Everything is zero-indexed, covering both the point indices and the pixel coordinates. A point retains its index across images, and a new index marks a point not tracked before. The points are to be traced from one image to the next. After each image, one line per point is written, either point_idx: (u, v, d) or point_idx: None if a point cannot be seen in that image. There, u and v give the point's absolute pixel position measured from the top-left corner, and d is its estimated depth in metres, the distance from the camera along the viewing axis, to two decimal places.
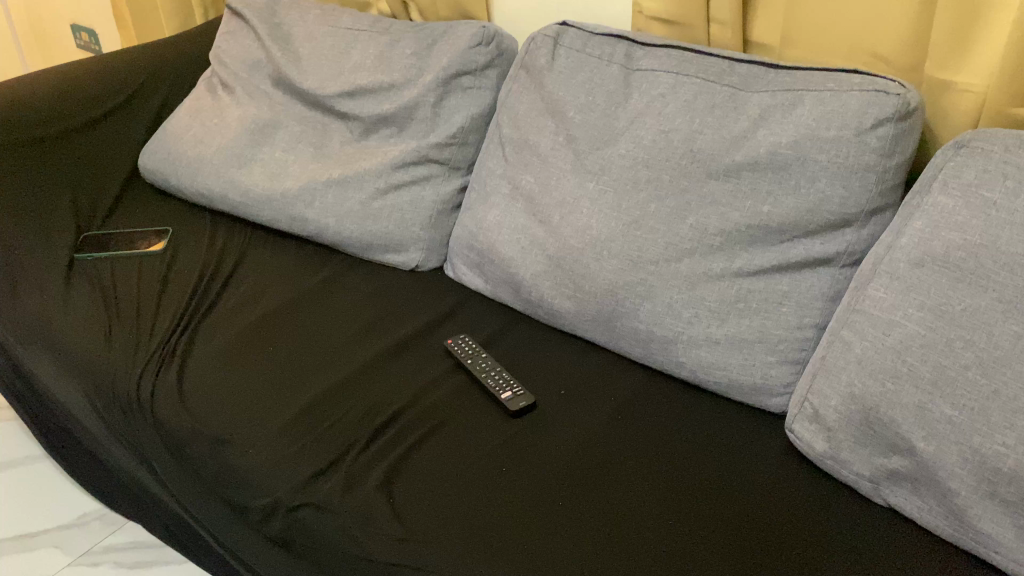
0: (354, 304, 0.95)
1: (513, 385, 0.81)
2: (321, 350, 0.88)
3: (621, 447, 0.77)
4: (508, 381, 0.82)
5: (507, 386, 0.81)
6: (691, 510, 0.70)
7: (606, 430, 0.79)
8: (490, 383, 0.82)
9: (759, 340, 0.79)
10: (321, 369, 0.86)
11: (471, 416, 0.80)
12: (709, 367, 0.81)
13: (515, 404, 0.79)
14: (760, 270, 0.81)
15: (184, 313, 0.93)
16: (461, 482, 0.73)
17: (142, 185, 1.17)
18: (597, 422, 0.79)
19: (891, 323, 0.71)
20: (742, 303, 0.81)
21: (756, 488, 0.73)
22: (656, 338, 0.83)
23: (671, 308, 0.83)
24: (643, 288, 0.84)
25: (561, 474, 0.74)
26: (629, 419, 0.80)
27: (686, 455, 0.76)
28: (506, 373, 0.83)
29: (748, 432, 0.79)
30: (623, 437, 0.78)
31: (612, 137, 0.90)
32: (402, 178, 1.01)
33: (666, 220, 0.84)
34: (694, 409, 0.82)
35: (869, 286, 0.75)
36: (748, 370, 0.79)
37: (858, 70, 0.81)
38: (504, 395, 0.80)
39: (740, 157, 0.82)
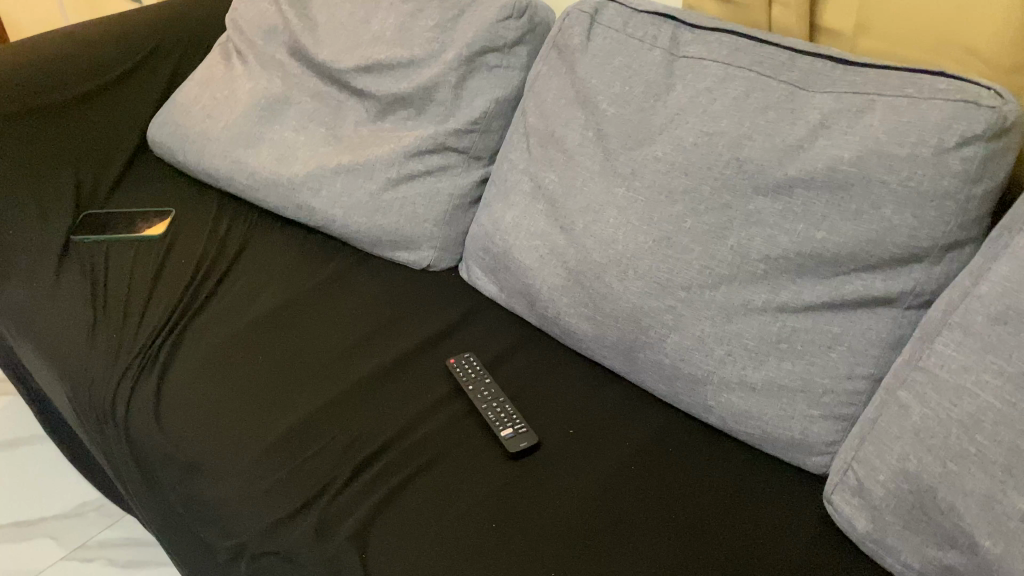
0: (356, 306, 0.87)
1: (516, 420, 0.72)
2: (313, 361, 0.80)
3: (632, 504, 0.67)
4: (510, 415, 0.73)
5: (508, 423, 0.72)
6: None
7: (617, 479, 0.69)
8: (489, 417, 0.73)
9: (801, 389, 0.69)
10: (310, 383, 0.78)
11: (466, 454, 0.71)
12: (741, 415, 0.70)
13: (515, 446, 0.70)
14: (807, 306, 0.69)
15: (174, 309, 0.86)
16: (443, 538, 0.65)
17: (151, 158, 1.10)
18: (607, 470, 0.70)
19: (960, 391, 0.59)
20: (785, 343, 0.70)
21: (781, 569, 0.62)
22: (682, 375, 0.73)
23: (701, 343, 0.72)
24: (671, 317, 0.73)
25: (555, 536, 0.65)
26: (646, 466, 0.70)
27: (705, 519, 0.66)
28: (510, 405, 0.74)
29: (781, 493, 0.68)
30: (636, 491, 0.68)
31: (648, 136, 0.78)
32: (416, 168, 0.92)
33: (702, 239, 0.73)
34: (723, 459, 0.71)
35: (936, 339, 0.62)
36: (786, 423, 0.69)
37: (944, 72, 0.67)
38: (503, 432, 0.71)
39: (793, 171, 0.69)
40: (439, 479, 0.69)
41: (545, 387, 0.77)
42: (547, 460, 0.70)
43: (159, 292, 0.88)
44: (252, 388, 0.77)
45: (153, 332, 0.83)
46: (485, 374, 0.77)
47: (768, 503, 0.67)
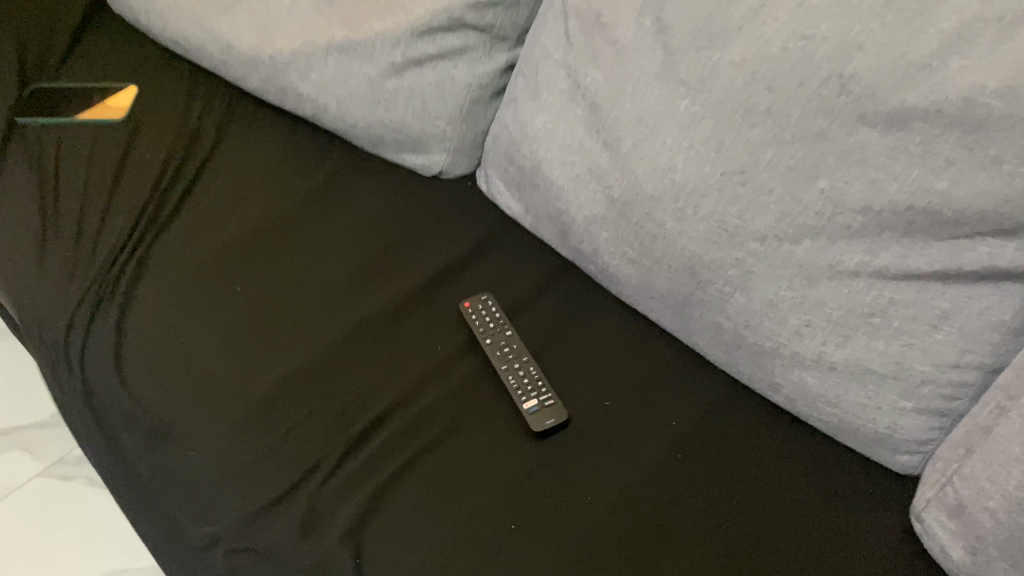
0: (355, 228, 0.73)
1: (542, 388, 0.61)
2: (303, 301, 0.67)
3: (676, 503, 0.56)
4: (535, 381, 0.61)
5: (533, 391, 0.60)
6: None
7: (661, 472, 0.58)
8: (510, 382, 0.61)
9: (892, 376, 0.56)
10: (299, 330, 0.65)
11: (480, 431, 0.60)
12: (814, 398, 0.58)
13: (539, 423, 0.59)
14: (913, 274, 0.55)
15: (137, 222, 0.72)
16: (451, 539, 0.55)
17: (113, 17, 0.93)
18: (648, 458, 0.58)
19: None
20: (878, 318, 0.56)
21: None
22: (745, 344, 0.60)
23: (772, 309, 0.59)
24: (737, 274, 0.59)
25: (586, 539, 0.54)
26: (695, 454, 0.59)
27: (765, 526, 0.55)
28: (534, 366, 0.62)
29: (856, 494, 0.57)
30: (681, 487, 0.57)
31: (723, 33, 0.60)
32: (426, 51, 0.74)
33: (785, 177, 0.58)
34: (788, 446, 0.60)
35: None
36: (869, 414, 0.57)
37: None
38: (526, 404, 0.60)
39: (914, 99, 0.53)
40: (448, 462, 0.58)
41: (577, 342, 0.65)
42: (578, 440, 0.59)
43: (120, 196, 0.74)
44: (229, 335, 0.65)
45: (113, 252, 0.70)
46: (506, 323, 0.65)
47: (837, 505, 0.57)
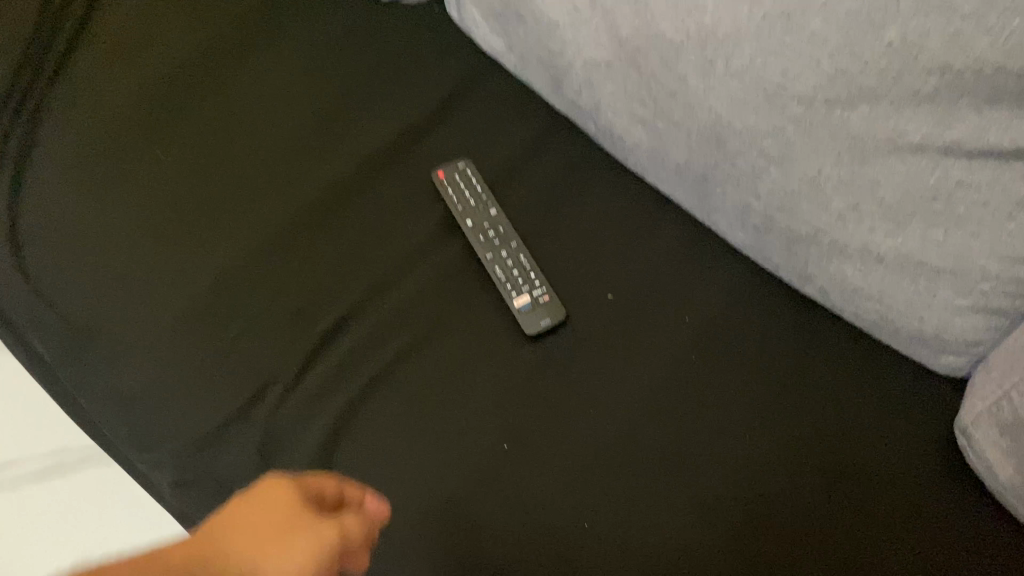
0: (288, 84, 0.60)
1: (535, 282, 0.52)
2: (232, 182, 0.56)
3: (688, 398, 0.50)
4: (526, 273, 0.52)
5: (524, 286, 0.52)
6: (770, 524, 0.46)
7: (673, 375, 0.50)
8: (496, 274, 0.52)
9: (948, 271, 0.48)
10: (229, 219, 0.55)
11: (464, 328, 0.52)
12: (853, 293, 0.50)
13: (533, 325, 0.51)
14: (990, 151, 0.45)
15: (28, 80, 0.60)
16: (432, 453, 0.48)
17: None
18: (657, 351, 0.51)
19: None
20: (939, 203, 0.47)
21: (889, 506, 0.47)
22: (776, 228, 0.51)
23: (813, 189, 0.49)
24: (774, 145, 0.49)
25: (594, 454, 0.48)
26: (711, 352, 0.51)
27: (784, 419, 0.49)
28: (524, 255, 0.53)
29: (891, 394, 0.51)
30: (694, 381, 0.50)
31: None
32: None
33: (843, 25, 0.45)
34: (816, 339, 0.52)
35: None
36: (916, 312, 0.49)
37: None
38: (517, 302, 0.51)
39: None
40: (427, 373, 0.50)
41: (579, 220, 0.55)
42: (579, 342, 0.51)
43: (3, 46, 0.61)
44: (147, 230, 0.55)
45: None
46: (489, 199, 0.55)
47: (866, 395, 0.50)
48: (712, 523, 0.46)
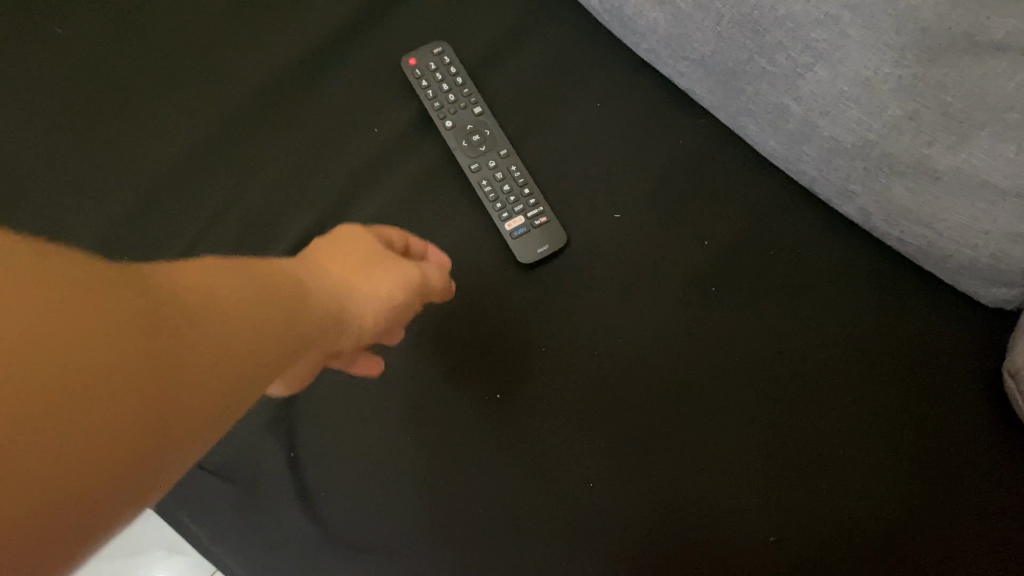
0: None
1: (529, 200, 0.44)
2: (141, 75, 0.47)
3: (690, 271, 0.45)
4: (518, 189, 0.44)
5: (517, 205, 0.44)
6: (755, 390, 0.43)
7: (678, 331, 0.44)
8: (482, 190, 0.44)
9: (1017, 194, 0.40)
10: (141, 124, 0.47)
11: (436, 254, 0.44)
12: (900, 214, 0.43)
13: (529, 254, 0.43)
14: None
15: None
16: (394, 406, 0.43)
17: None
18: (662, 241, 0.45)
19: None
20: (1016, 113, 0.39)
21: (868, 410, 0.43)
22: (816, 136, 0.43)
23: (866, 91, 0.41)
24: (825, 37, 0.41)
25: (580, 426, 0.43)
26: (720, 299, 0.44)
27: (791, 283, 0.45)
28: (515, 164, 0.45)
29: (926, 320, 0.44)
30: (700, 259, 0.45)
31: None
32: None
33: None
34: (844, 283, 0.45)
35: None
36: (972, 238, 0.42)
37: None
38: (508, 226, 0.44)
39: None
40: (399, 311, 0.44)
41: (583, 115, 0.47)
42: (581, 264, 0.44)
43: None
44: (49, 138, 0.47)
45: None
46: (470, 93, 0.46)
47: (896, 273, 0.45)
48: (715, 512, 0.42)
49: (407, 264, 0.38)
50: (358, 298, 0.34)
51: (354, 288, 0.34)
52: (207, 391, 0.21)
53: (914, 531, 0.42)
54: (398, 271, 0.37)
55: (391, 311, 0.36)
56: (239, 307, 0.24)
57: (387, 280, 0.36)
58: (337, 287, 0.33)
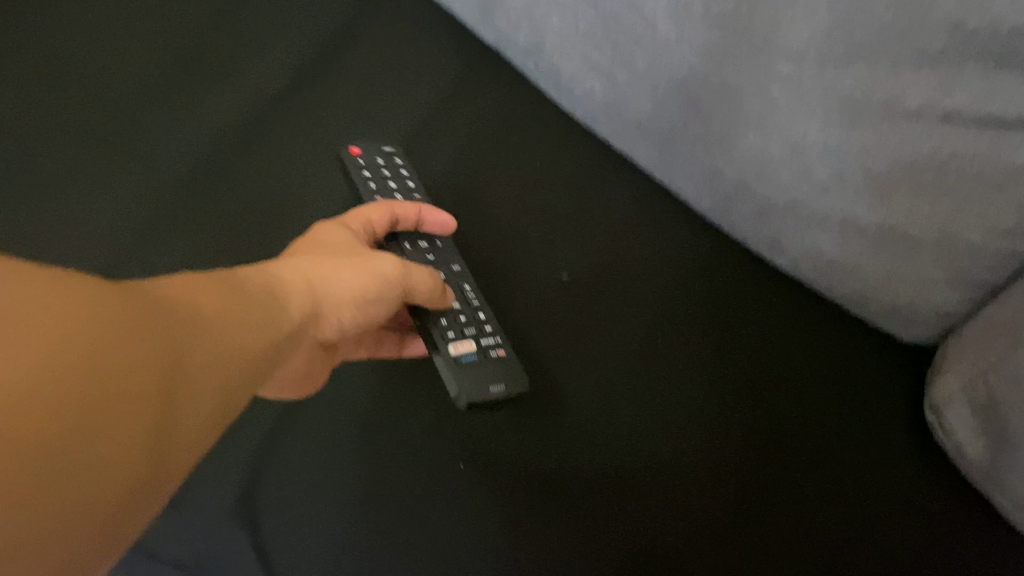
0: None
1: (477, 338, 0.42)
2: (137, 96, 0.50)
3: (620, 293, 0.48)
4: (471, 320, 0.42)
5: (466, 330, 0.42)
6: (690, 391, 0.46)
7: (665, 360, 0.47)
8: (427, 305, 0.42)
9: (932, 244, 0.44)
10: (66, 134, 0.48)
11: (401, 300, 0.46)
12: (826, 266, 0.47)
13: (472, 391, 0.40)
14: (994, 120, 0.40)
15: None
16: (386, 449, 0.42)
17: None
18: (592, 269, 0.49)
19: None
20: (932, 175, 0.42)
21: (784, 402, 0.46)
22: (746, 196, 0.46)
23: (793, 156, 0.44)
24: (754, 110, 0.43)
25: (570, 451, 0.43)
26: (668, 361, 0.46)
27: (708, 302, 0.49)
28: (464, 285, 0.44)
29: (835, 356, 0.49)
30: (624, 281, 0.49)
31: None
32: None
33: None
34: (755, 308, 0.49)
35: None
36: (891, 285, 0.46)
37: None
38: (452, 349, 0.41)
39: None
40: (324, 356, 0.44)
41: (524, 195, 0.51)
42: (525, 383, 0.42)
43: None
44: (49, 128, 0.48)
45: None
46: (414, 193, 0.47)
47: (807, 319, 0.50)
48: (837, 546, 0.43)
49: (413, 270, 0.37)
50: (295, 297, 0.31)
51: (320, 266, 0.33)
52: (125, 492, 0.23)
53: (957, 520, 0.45)
54: (363, 288, 0.34)
55: (367, 303, 0.34)
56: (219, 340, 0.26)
57: (340, 304, 0.33)
58: (279, 281, 0.31)
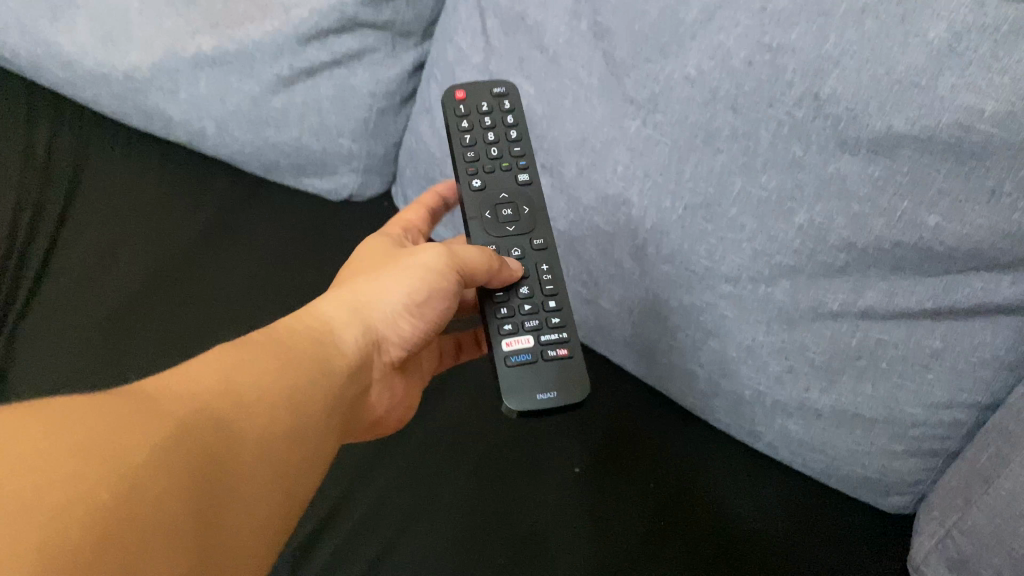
0: (266, 225, 0.67)
1: (539, 336, 0.50)
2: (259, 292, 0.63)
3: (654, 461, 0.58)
4: (538, 314, 0.51)
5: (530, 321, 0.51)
6: (710, 544, 0.54)
7: (688, 519, 0.55)
8: (498, 300, 0.51)
9: (882, 420, 0.52)
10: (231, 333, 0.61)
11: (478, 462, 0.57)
12: (798, 445, 0.55)
13: (522, 396, 0.48)
14: (901, 312, 0.51)
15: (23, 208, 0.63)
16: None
17: None
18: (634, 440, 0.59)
19: None
20: (866, 360, 0.52)
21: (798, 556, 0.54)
22: (720, 393, 0.56)
23: (749, 356, 0.54)
24: (710, 320, 0.54)
25: None
26: (697, 515, 0.55)
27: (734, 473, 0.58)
28: (540, 265, 0.52)
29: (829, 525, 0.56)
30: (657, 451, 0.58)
31: (675, 41, 0.52)
32: (319, 58, 0.62)
33: (757, 213, 0.51)
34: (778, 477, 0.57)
35: None
36: (857, 459, 0.54)
37: None
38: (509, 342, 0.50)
39: (902, 124, 0.47)
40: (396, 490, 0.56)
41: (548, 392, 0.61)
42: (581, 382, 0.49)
43: None
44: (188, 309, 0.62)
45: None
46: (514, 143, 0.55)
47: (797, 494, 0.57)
48: None
49: (462, 250, 0.45)
50: (351, 334, 0.43)
51: (373, 303, 0.44)
52: (246, 515, 0.35)
53: None
54: (409, 308, 0.45)
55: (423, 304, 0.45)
56: (288, 393, 0.38)
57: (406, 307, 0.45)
58: (332, 324, 0.42)
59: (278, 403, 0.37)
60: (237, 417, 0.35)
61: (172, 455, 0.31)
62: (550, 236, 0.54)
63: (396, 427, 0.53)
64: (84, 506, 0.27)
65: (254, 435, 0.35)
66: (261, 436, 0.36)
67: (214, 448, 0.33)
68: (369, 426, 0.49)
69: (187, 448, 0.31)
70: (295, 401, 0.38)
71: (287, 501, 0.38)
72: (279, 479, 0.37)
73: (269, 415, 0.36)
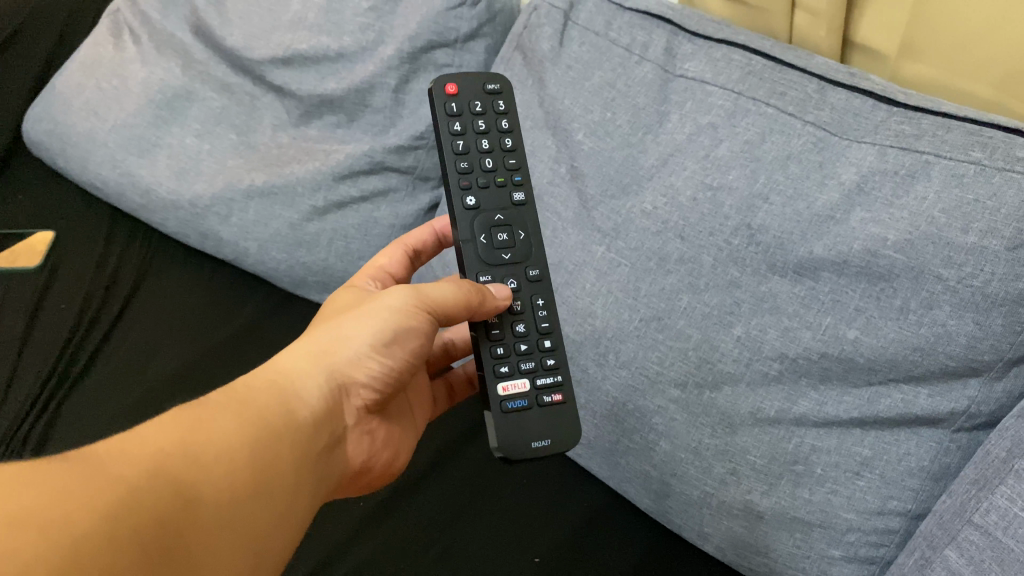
0: (290, 326, 0.77)
1: (535, 380, 0.56)
2: None
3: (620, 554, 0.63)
4: (534, 356, 0.57)
5: (526, 368, 0.57)
6: None
7: None
8: (494, 339, 0.56)
9: (819, 525, 0.55)
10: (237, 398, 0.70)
11: (473, 520, 0.65)
12: (746, 548, 0.59)
13: (523, 444, 0.55)
14: (833, 420, 0.55)
15: (91, 299, 0.77)
16: None
17: (41, 168, 0.88)
18: (605, 533, 0.64)
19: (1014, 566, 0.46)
20: (801, 466, 0.56)
21: None
22: (674, 494, 0.61)
23: (697, 457, 0.59)
24: (662, 422, 0.60)
25: None
26: None
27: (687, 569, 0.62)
28: (534, 298, 0.58)
29: None
30: (623, 545, 0.63)
31: (635, 182, 0.62)
32: (348, 193, 0.74)
33: (701, 324, 0.58)
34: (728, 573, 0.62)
35: (1008, 478, 0.48)
36: (798, 562, 0.57)
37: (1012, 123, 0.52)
38: (502, 388, 0.55)
39: (821, 250, 0.54)
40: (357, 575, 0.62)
41: (524, 489, 0.66)
42: (573, 429, 0.56)
43: (68, 273, 0.79)
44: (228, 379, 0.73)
45: (33, 352, 0.73)
46: (508, 154, 0.60)
47: None
48: None
49: (429, 288, 0.53)
50: (314, 381, 0.49)
51: (333, 362, 0.51)
52: (226, 541, 0.39)
53: None
54: (374, 360, 0.52)
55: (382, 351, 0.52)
56: (255, 431, 0.43)
57: (369, 357, 0.52)
58: (296, 377, 0.49)
59: (243, 439, 0.42)
60: (205, 453, 0.40)
61: (137, 490, 0.35)
62: (541, 264, 0.59)
63: (384, 476, 0.58)
64: (56, 537, 0.31)
65: (224, 466, 0.40)
66: (231, 470, 0.41)
67: (181, 483, 0.38)
68: (358, 474, 0.55)
69: (134, 501, 0.35)
70: (261, 440, 0.43)
71: (270, 527, 0.42)
72: (259, 508, 0.42)
73: (238, 448, 0.42)
